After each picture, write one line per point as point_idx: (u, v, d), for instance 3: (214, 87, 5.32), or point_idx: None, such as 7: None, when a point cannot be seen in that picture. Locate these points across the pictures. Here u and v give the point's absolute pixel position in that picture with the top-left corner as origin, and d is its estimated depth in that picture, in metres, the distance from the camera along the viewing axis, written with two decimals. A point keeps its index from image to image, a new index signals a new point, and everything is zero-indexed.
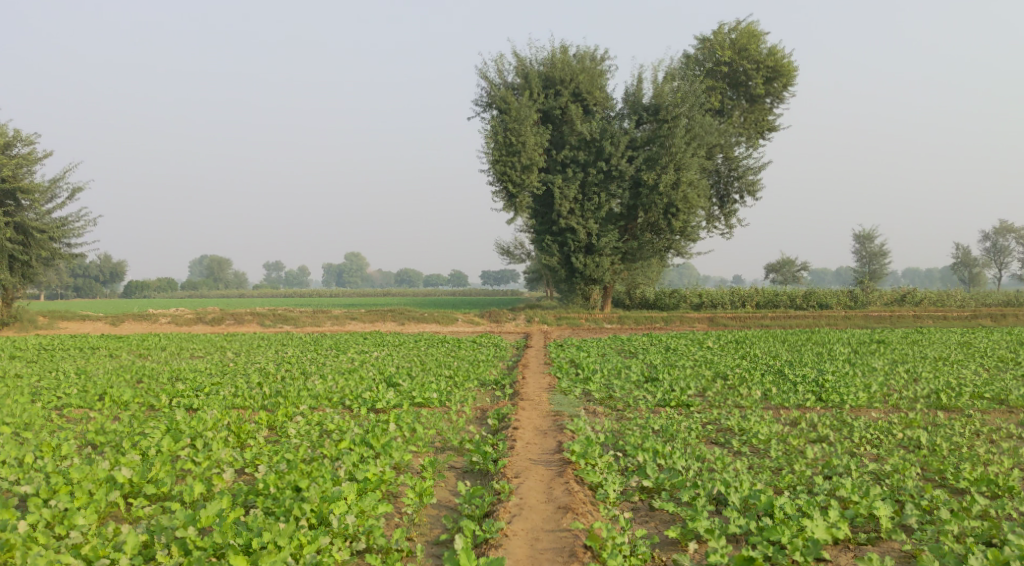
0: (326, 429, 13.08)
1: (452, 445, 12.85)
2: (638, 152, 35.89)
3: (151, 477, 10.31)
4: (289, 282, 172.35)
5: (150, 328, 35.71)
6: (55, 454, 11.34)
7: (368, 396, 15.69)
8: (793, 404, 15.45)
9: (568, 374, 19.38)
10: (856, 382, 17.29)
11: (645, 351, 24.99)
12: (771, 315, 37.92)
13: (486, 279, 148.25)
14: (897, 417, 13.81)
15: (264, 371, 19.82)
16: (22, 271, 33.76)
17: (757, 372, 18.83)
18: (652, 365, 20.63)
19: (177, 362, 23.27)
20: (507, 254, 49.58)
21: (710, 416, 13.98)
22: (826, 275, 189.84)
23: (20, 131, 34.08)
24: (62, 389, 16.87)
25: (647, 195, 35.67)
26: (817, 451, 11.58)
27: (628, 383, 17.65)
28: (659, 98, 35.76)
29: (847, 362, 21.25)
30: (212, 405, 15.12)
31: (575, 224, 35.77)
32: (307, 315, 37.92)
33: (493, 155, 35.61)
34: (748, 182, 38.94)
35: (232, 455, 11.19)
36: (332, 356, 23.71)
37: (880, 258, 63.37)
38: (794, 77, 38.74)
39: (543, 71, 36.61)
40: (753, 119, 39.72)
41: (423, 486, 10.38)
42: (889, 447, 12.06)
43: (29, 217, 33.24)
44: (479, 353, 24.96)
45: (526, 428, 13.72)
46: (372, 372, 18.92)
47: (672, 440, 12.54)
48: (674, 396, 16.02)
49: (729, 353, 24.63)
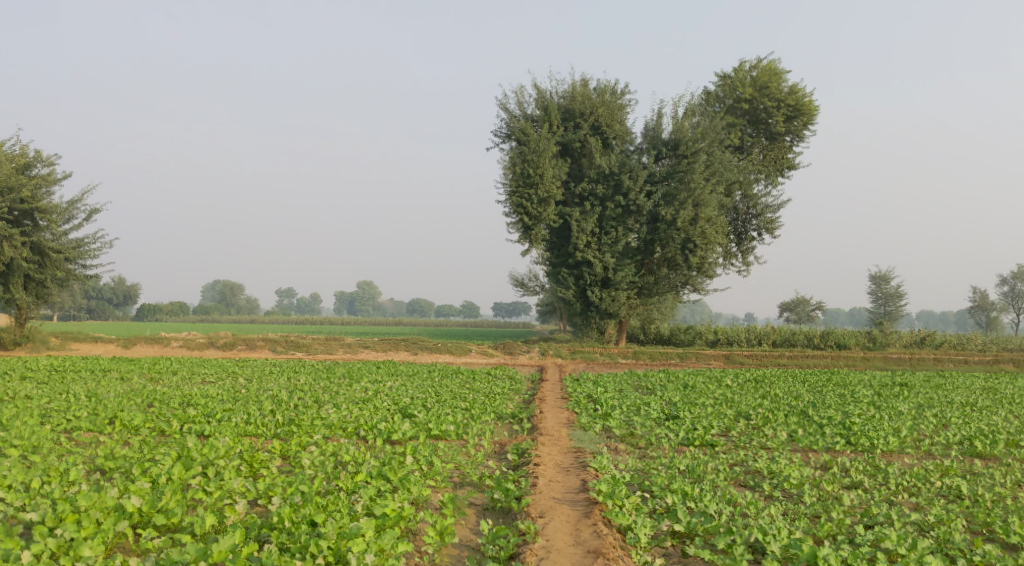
0: (342, 460, 12.67)
1: (471, 481, 12.44)
2: (656, 187, 35.55)
3: (161, 507, 9.90)
4: (300, 309, 172.66)
5: (162, 352, 35.49)
6: (63, 479, 10.98)
7: (383, 427, 15.29)
8: (822, 447, 14.97)
9: (586, 410, 18.89)
10: (885, 426, 16.76)
11: (663, 389, 24.47)
12: (788, 354, 37.35)
13: (499, 310, 148.27)
14: (933, 464, 13.32)
15: (277, 398, 19.42)
16: (37, 291, 33.70)
17: (782, 413, 18.29)
18: (671, 403, 20.10)
19: (188, 388, 22.95)
20: (521, 286, 49.25)
21: (736, 456, 13.54)
22: (840, 317, 188.34)
23: (40, 151, 34.27)
24: (72, 412, 16.58)
25: (665, 230, 35.32)
26: (855, 498, 11.12)
27: (649, 420, 17.16)
28: (679, 133, 35.56)
29: (872, 405, 20.67)
30: (224, 431, 14.81)
31: (592, 258, 35.33)
32: (320, 342, 37.65)
33: (510, 186, 35.47)
34: (767, 220, 38.57)
35: (245, 485, 10.78)
36: (346, 385, 23.19)
37: (896, 299, 62.65)
38: (814, 116, 38.61)
39: (562, 104, 36.65)
40: (772, 156, 39.23)
41: (443, 524, 9.97)
42: (930, 496, 11.60)
43: (46, 237, 33.24)
44: (494, 384, 24.45)
45: (547, 465, 13.28)
46: (386, 402, 18.48)
47: (699, 481, 12.07)
48: (698, 435, 15.54)
49: (749, 391, 24.02)
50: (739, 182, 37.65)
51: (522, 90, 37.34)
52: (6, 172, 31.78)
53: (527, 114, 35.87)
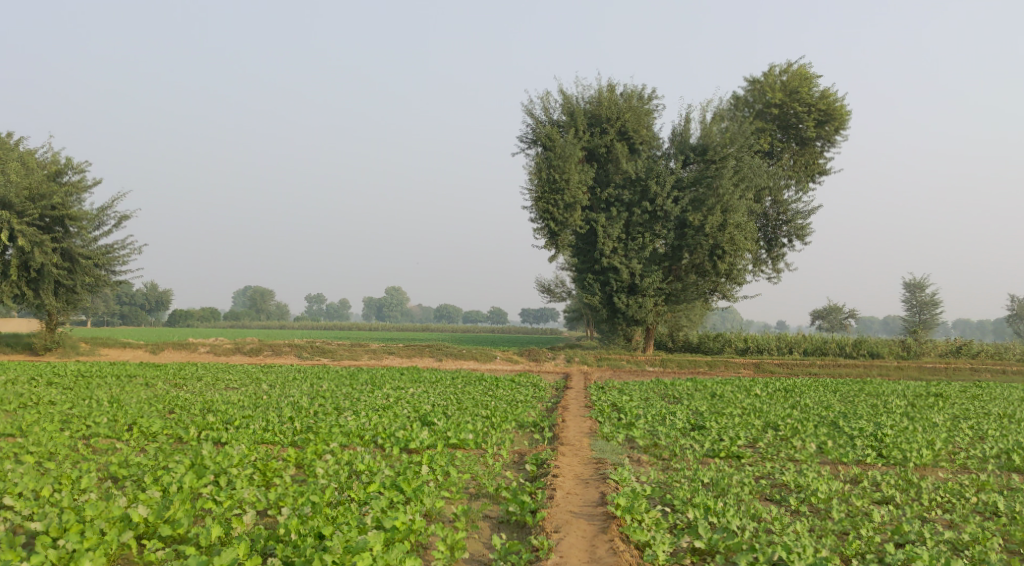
0: (356, 469, 12.43)
1: (486, 492, 12.13)
2: (684, 193, 35.03)
3: (169, 517, 9.72)
4: (330, 315, 173.65)
5: (190, 357, 35.62)
6: (74, 487, 10.84)
7: (401, 434, 15.03)
8: (852, 460, 14.48)
9: (610, 419, 18.51)
10: (919, 438, 16.19)
11: (690, 398, 23.97)
12: (819, 362, 36.61)
13: (527, 316, 148.19)
14: (968, 478, 12.79)
15: (297, 404, 19.26)
16: (68, 297, 33.97)
17: (811, 423, 17.78)
18: (697, 412, 19.65)
19: (211, 393, 22.86)
20: (547, 292, 48.93)
21: (763, 469, 13.11)
22: (873, 325, 185.76)
23: (71, 158, 34.55)
24: (92, 417, 16.52)
25: (692, 236, 34.75)
26: (885, 514, 10.67)
27: (674, 431, 16.75)
28: (707, 138, 35.15)
29: (905, 416, 20.04)
30: (240, 439, 14.66)
31: (618, 264, 34.93)
32: (346, 348, 37.57)
33: (536, 192, 35.24)
34: (797, 227, 37.90)
35: (256, 495, 10.59)
36: (368, 391, 23.01)
37: (931, 307, 61.38)
38: (846, 121, 37.89)
39: (588, 109, 36.32)
40: (803, 162, 38.64)
41: (455, 539, 9.74)
42: (965, 512, 11.11)
43: (76, 243, 33.46)
44: (518, 391, 24.16)
45: (566, 477, 12.94)
46: (407, 409, 18.22)
47: (723, 495, 11.68)
48: (724, 446, 15.11)
49: (778, 401, 23.45)
50: (768, 188, 37.04)
51: (548, 96, 37.14)
52: (37, 179, 32.06)
53: (553, 120, 35.64)
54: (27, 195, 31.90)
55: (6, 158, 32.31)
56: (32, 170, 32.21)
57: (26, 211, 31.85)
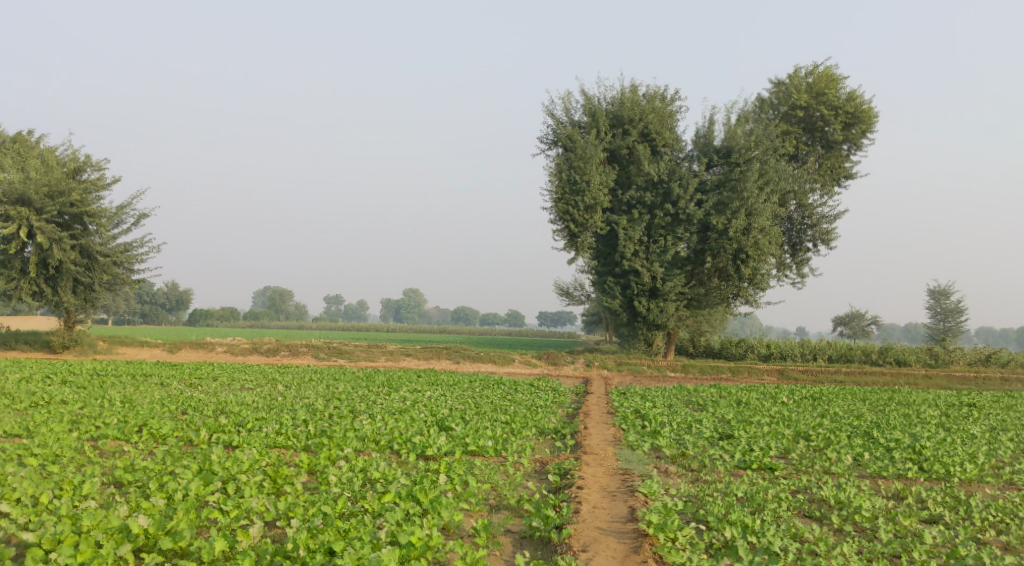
0: (371, 477, 11.81)
1: (507, 504, 11.47)
2: (708, 196, 34.25)
3: (170, 529, 9.21)
4: (348, 316, 173.72)
5: (207, 357, 35.21)
6: (75, 493, 10.29)
7: (418, 440, 14.42)
8: (892, 474, 13.73)
9: (634, 426, 17.83)
10: (960, 451, 15.39)
11: (715, 404, 23.22)
12: (845, 370, 35.60)
13: (545, 320, 147.65)
14: (1018, 496, 12.06)
15: (312, 407, 18.66)
16: (86, 295, 33.56)
17: (844, 434, 16.99)
18: (723, 420, 18.91)
19: (226, 394, 22.32)
20: (566, 295, 48.20)
21: (798, 483, 12.36)
22: (895, 331, 183.66)
23: (90, 155, 34.22)
24: (102, 418, 16.02)
25: (716, 240, 33.96)
26: (937, 536, 10.05)
27: (702, 440, 16.02)
28: (731, 140, 34.36)
29: (940, 427, 19.20)
30: (252, 443, 14.11)
31: (639, 267, 34.20)
32: (363, 349, 37.03)
33: (557, 193, 34.62)
34: (823, 231, 36.97)
35: (265, 505, 10.05)
36: (384, 394, 22.37)
37: (956, 315, 60.11)
38: (873, 123, 36.93)
39: (610, 110, 35.70)
40: (829, 165, 37.60)
41: (475, 557, 9.16)
42: (1021, 534, 10.46)
43: (95, 241, 33.08)
44: (538, 396, 23.49)
45: (592, 489, 12.26)
46: (424, 413, 17.63)
47: (759, 511, 11.00)
48: (756, 457, 14.40)
49: (806, 409, 22.63)
50: (794, 192, 36.13)
51: (570, 96, 36.54)
52: (56, 177, 31.72)
53: (574, 120, 35.05)
54: (45, 192, 31.59)
55: (26, 155, 32.22)
56: (51, 168, 31.96)
57: (45, 208, 31.63)
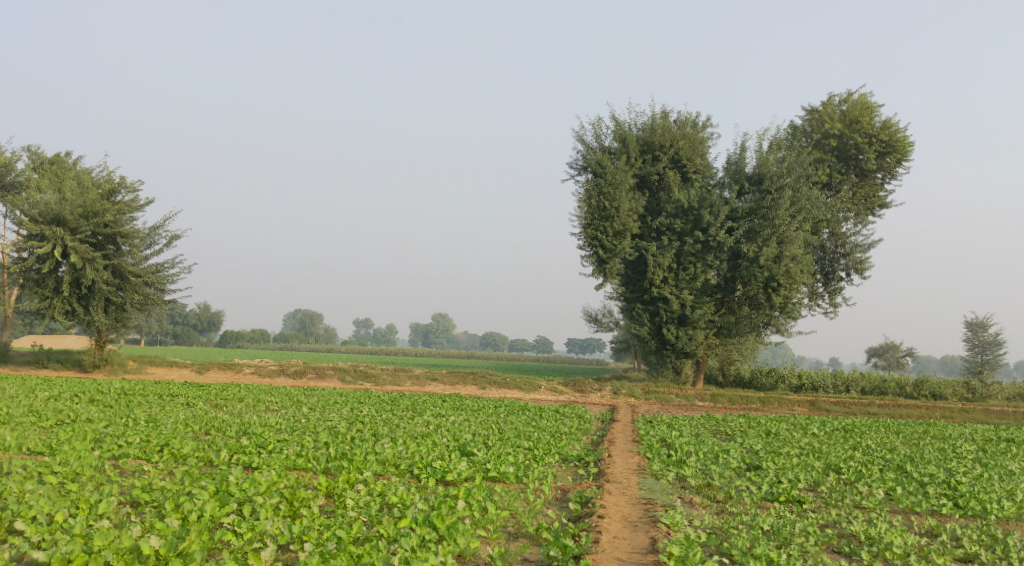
0: (388, 502, 11.63)
1: (526, 532, 11.23)
2: (738, 224, 33.88)
3: (182, 550, 9.12)
4: (377, 339, 174.39)
5: (235, 378, 35.35)
6: (90, 512, 10.23)
7: (438, 465, 14.24)
8: (926, 510, 13.29)
9: (659, 455, 17.51)
10: (997, 487, 14.88)
11: (743, 435, 22.77)
12: (878, 402, 34.82)
13: (573, 346, 147.00)
14: None
15: (334, 429, 18.56)
16: (117, 315, 33.89)
17: (877, 467, 16.52)
18: (752, 451, 18.51)
19: (251, 415, 22.33)
20: (595, 322, 47.87)
21: (827, 516, 11.99)
22: (930, 363, 180.39)
23: (125, 177, 34.75)
24: (125, 437, 16.04)
25: (746, 268, 33.54)
26: None
27: (728, 470, 15.66)
28: (763, 168, 34.02)
29: (977, 462, 18.63)
30: (271, 464, 14.01)
31: (668, 294, 33.88)
32: (389, 372, 36.95)
33: (586, 218, 34.49)
34: (856, 260, 36.38)
35: (279, 528, 9.92)
36: (408, 418, 22.24)
37: (994, 348, 58.82)
38: (908, 152, 36.44)
39: (641, 136, 35.58)
40: (863, 194, 37.01)
41: None
42: None
43: (127, 261, 33.43)
44: (563, 423, 23.21)
45: (613, 519, 11.98)
46: (446, 438, 17.47)
47: (786, 546, 10.66)
48: (783, 489, 14.02)
49: (838, 442, 22.11)
50: (826, 221, 35.65)
51: (600, 122, 36.53)
52: (91, 198, 32.19)
53: (604, 146, 34.98)
54: (81, 213, 32.07)
55: (63, 176, 32.77)
56: (87, 189, 32.44)
57: (80, 229, 32.09)
